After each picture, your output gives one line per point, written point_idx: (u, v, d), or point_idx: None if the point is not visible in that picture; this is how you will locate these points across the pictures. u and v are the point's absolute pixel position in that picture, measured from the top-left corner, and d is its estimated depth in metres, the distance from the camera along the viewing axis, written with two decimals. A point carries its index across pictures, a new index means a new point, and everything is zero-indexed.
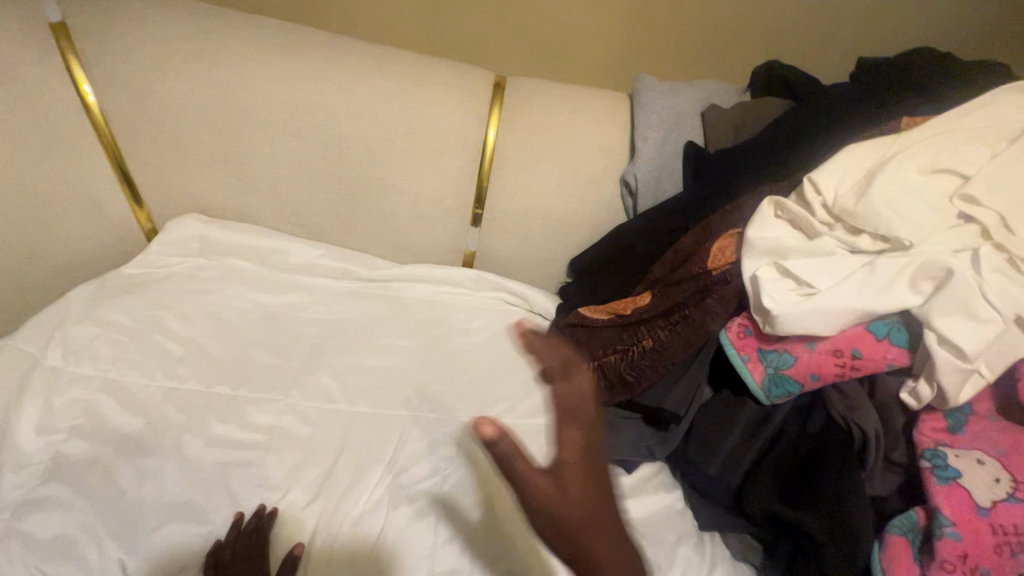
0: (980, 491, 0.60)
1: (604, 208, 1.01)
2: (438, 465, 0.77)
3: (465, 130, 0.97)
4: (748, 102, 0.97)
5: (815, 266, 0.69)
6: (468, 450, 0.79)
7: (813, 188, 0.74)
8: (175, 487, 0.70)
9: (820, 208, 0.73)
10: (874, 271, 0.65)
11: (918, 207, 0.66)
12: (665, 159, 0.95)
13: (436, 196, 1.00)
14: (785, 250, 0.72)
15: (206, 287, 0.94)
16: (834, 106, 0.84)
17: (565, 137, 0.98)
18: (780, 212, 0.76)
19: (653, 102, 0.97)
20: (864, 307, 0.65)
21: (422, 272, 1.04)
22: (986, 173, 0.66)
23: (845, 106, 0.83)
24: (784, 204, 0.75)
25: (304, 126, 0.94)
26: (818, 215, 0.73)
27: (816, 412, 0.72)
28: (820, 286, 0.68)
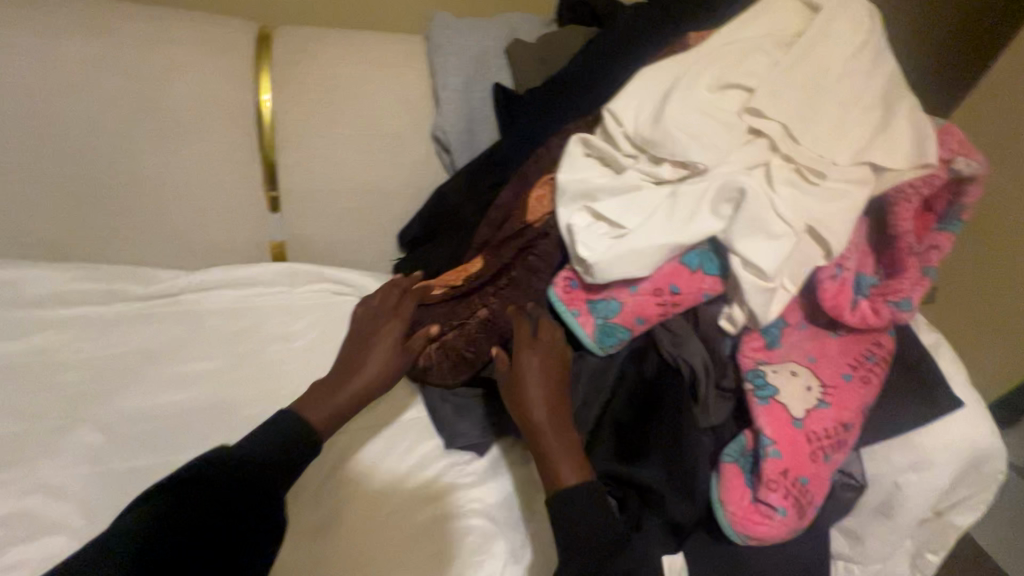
0: (794, 403, 0.62)
1: (421, 169, 0.89)
2: None
3: (228, 99, 0.80)
4: (552, 34, 0.89)
5: (623, 205, 0.65)
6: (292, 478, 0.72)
7: (614, 118, 0.69)
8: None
9: (624, 139, 0.68)
10: (677, 202, 0.62)
11: (711, 127, 0.64)
12: (474, 108, 0.86)
13: (213, 184, 0.83)
14: (597, 191, 0.67)
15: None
16: (629, 28, 0.79)
17: (357, 94, 0.84)
18: (589, 149, 0.70)
19: (448, 42, 0.86)
20: (673, 241, 0.61)
21: (216, 276, 0.86)
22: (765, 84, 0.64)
23: (639, 28, 0.78)
24: (591, 140, 0.69)
25: (5, 122, 0.74)
26: (623, 147, 0.68)
27: (649, 353, 0.69)
28: (631, 225, 0.64)
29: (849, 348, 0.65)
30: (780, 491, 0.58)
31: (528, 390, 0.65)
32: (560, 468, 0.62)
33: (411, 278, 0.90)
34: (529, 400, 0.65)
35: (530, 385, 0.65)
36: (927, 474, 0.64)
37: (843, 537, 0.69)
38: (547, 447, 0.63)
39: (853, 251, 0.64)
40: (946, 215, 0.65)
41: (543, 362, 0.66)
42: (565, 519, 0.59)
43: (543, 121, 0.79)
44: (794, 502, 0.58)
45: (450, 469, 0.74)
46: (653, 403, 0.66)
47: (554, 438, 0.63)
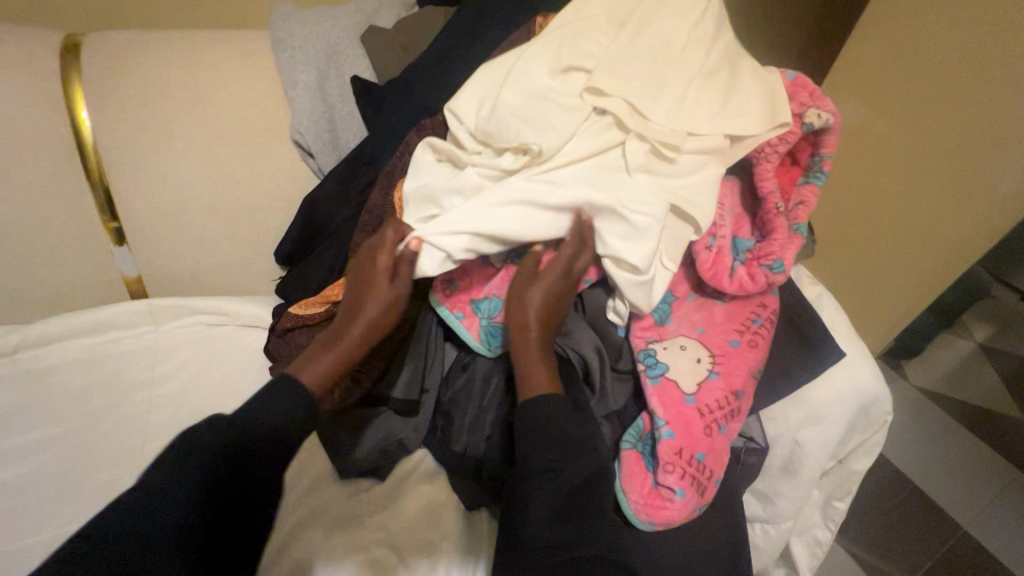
0: (685, 378, 0.60)
1: (286, 177, 0.81)
2: None
3: (35, 121, 0.69)
4: (410, 18, 0.83)
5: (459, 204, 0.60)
6: None
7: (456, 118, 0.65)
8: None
9: (466, 135, 0.64)
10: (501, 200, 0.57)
11: (549, 110, 0.60)
12: (331, 105, 0.78)
13: (35, 221, 0.72)
14: (437, 194, 0.61)
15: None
16: (481, 13, 0.77)
17: (193, 102, 0.75)
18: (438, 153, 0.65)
19: (290, 36, 0.79)
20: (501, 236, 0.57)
21: (63, 326, 0.76)
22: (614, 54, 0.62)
23: (491, 13, 0.76)
24: (436, 142, 0.64)
25: None
26: (467, 145, 0.63)
27: None
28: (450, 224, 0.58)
29: (735, 314, 0.64)
30: (677, 472, 0.56)
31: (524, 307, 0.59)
32: (533, 375, 0.57)
33: (294, 301, 0.81)
34: (523, 317, 0.58)
35: (529, 303, 0.58)
36: (821, 427, 0.64)
37: (756, 499, 0.69)
38: (525, 355, 0.58)
39: (726, 217, 0.64)
40: (809, 166, 0.64)
41: (544, 289, 0.58)
42: (532, 422, 0.55)
43: (405, 115, 0.74)
44: (692, 481, 0.56)
45: (349, 500, 0.69)
46: None
47: (536, 350, 0.58)
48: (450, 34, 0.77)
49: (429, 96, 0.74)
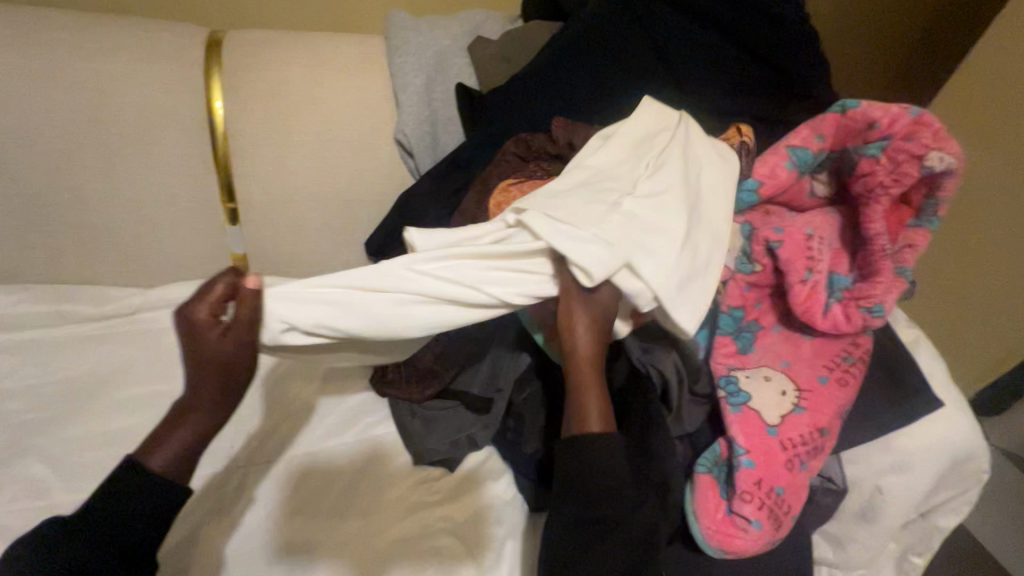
0: (769, 409, 0.59)
1: (385, 174, 0.86)
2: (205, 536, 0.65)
3: (174, 105, 0.76)
4: (516, 31, 0.86)
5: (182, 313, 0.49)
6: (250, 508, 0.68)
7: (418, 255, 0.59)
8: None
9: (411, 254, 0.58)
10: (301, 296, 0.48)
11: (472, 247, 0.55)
12: (435, 109, 0.82)
13: (164, 197, 0.78)
14: None
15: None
16: (592, 27, 0.78)
17: (313, 100, 0.81)
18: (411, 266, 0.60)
19: (405, 42, 0.82)
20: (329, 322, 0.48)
21: (174, 294, 0.83)
22: (648, 120, 0.63)
23: (603, 29, 0.77)
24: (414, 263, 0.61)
25: None
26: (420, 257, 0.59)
27: (618, 362, 0.66)
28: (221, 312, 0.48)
29: (823, 350, 0.63)
30: (755, 502, 0.56)
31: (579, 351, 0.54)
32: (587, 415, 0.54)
33: None
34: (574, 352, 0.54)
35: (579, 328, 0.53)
36: (910, 476, 0.61)
37: (827, 543, 0.67)
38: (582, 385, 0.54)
39: (822, 251, 0.62)
40: (921, 209, 0.62)
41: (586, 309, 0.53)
42: (572, 471, 0.53)
43: (505, 124, 0.77)
44: (769, 513, 0.56)
45: (418, 487, 0.71)
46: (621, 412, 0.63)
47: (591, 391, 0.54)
48: (559, 47, 0.78)
49: (534, 109, 0.77)
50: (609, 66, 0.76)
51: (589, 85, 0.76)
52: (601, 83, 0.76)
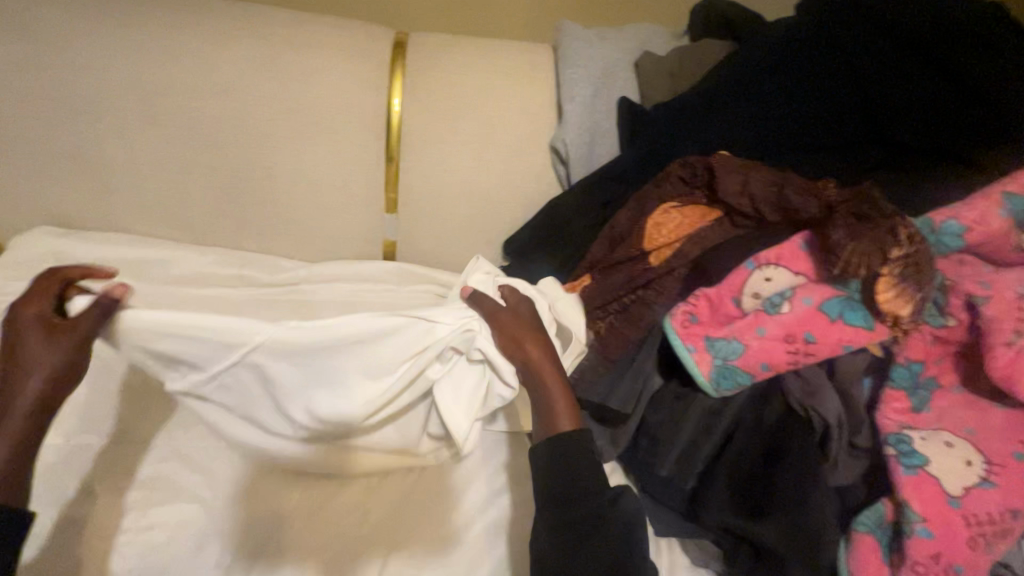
0: (950, 478, 0.55)
1: (535, 179, 0.88)
2: (356, 501, 0.69)
3: (361, 99, 0.81)
4: (685, 48, 0.85)
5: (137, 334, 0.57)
6: (391, 482, 0.71)
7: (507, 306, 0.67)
8: (65, 564, 0.60)
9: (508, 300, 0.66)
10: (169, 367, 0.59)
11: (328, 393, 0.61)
12: (596, 121, 0.83)
13: (338, 182, 0.85)
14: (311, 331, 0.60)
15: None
16: (781, 47, 0.73)
17: (482, 104, 0.84)
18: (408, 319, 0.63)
19: (575, 54, 0.83)
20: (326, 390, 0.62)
21: (331, 271, 0.90)
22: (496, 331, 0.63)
23: (792, 50, 0.72)
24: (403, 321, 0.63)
25: (160, 111, 0.77)
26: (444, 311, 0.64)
27: (772, 399, 0.64)
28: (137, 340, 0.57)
29: (1018, 424, 0.57)
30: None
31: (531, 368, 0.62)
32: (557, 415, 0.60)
33: None
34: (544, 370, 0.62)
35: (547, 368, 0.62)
36: None
37: None
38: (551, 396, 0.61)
39: None
40: None
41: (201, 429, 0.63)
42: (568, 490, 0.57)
43: (674, 139, 0.75)
44: None
45: None
46: (774, 453, 0.61)
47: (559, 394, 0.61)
48: (737, 67, 0.75)
49: (700, 132, 0.74)
50: (803, 85, 0.71)
51: (766, 111, 0.72)
52: (784, 108, 0.72)
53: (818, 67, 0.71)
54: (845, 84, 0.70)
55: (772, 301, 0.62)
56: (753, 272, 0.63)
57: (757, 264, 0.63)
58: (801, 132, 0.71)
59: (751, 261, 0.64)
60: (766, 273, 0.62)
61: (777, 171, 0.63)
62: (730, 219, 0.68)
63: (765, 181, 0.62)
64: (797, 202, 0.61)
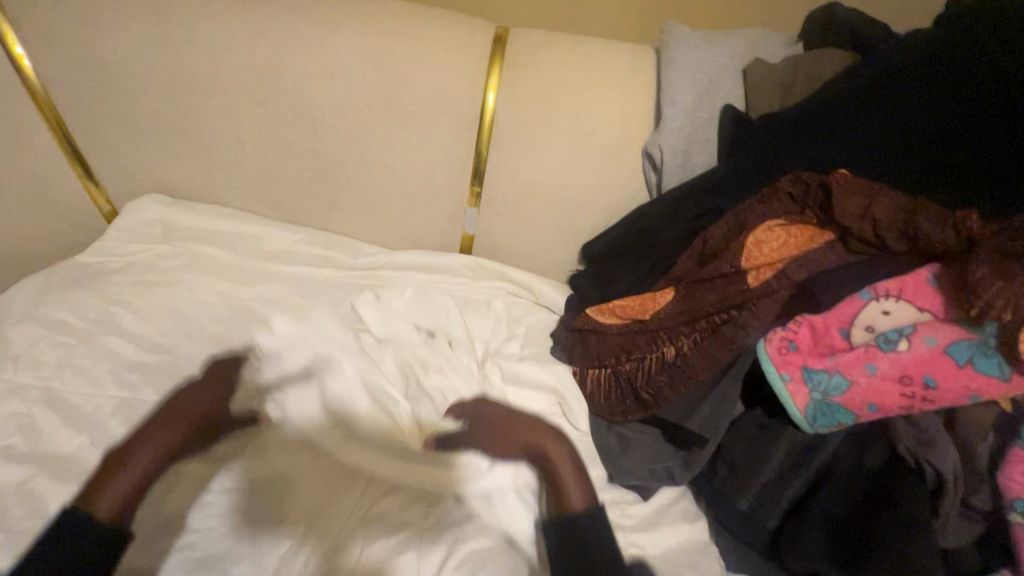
0: None
1: (622, 185, 0.86)
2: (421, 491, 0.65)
3: (457, 90, 0.80)
4: (802, 55, 0.79)
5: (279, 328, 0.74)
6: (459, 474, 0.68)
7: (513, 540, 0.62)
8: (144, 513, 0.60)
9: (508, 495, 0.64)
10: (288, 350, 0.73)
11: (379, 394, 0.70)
12: (696, 129, 0.79)
13: (426, 172, 0.86)
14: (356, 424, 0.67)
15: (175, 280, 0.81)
16: (893, 67, 0.66)
17: (577, 103, 0.81)
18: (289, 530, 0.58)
19: (682, 58, 0.79)
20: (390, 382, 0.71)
21: (411, 260, 0.91)
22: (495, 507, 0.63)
23: (909, 68, 0.65)
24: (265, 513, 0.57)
25: (268, 92, 0.80)
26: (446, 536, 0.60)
27: (875, 444, 0.59)
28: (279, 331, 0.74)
29: None
30: None
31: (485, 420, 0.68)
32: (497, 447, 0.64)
33: (590, 298, 0.86)
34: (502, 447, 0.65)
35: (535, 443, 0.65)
36: None
37: None
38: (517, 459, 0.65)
39: None
40: None
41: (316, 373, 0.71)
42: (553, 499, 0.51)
43: (784, 155, 0.71)
44: None
45: (611, 507, 0.69)
46: (876, 502, 0.56)
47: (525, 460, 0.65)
48: (844, 86, 0.69)
49: (798, 154, 0.70)
50: (942, 98, 0.62)
51: (867, 139, 0.66)
52: (892, 134, 0.65)
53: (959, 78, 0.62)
54: (993, 97, 0.59)
55: (887, 338, 0.57)
56: (868, 304, 0.59)
57: (873, 295, 0.59)
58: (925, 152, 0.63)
59: (867, 291, 0.59)
60: (884, 306, 0.58)
61: (906, 196, 0.59)
62: (844, 243, 0.62)
63: (893, 206, 0.58)
64: (930, 231, 0.55)
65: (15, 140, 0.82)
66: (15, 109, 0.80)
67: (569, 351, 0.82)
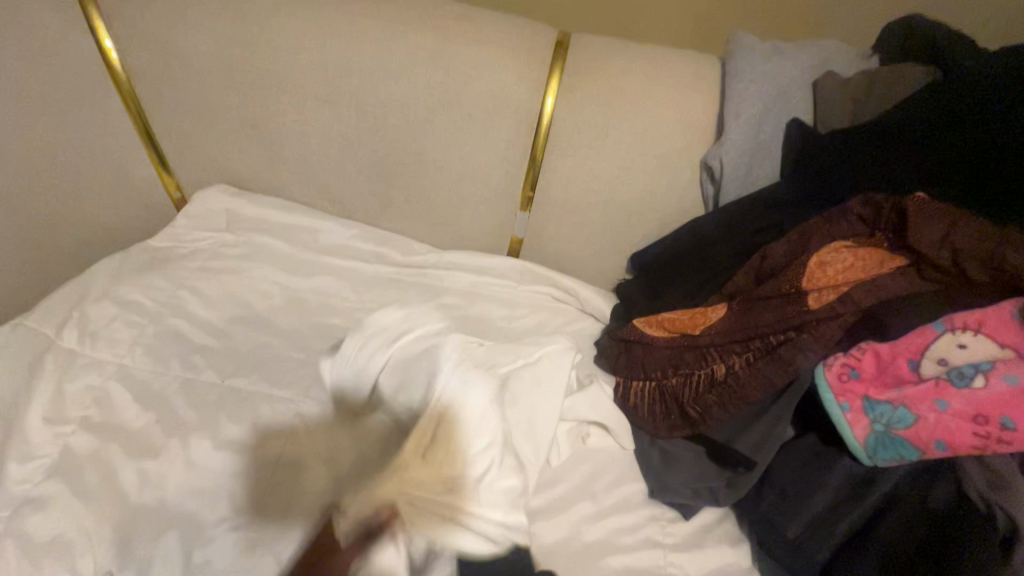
0: None
1: (678, 196, 0.84)
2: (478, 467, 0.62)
3: (518, 94, 0.80)
4: (877, 69, 0.75)
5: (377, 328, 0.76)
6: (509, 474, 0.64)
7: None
8: (205, 491, 0.63)
9: None
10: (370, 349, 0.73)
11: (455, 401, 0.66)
12: (759, 143, 0.77)
13: (481, 175, 0.86)
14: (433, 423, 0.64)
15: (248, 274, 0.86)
16: (981, 82, 0.62)
17: (638, 111, 0.80)
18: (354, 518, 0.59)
19: (751, 69, 0.76)
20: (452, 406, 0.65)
21: (460, 260, 0.92)
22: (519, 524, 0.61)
23: (1002, 86, 0.61)
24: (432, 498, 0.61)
25: (335, 91, 0.82)
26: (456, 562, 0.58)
27: (940, 483, 0.56)
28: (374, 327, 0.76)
29: None
30: None
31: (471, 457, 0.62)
32: None
33: (638, 308, 0.84)
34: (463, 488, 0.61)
35: None
36: None
37: None
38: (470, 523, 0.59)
39: None
40: None
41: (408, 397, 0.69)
42: None
43: (855, 176, 0.68)
44: None
45: (652, 523, 0.68)
46: (938, 546, 0.54)
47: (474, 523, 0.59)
48: (927, 104, 0.66)
49: (872, 172, 0.67)
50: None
51: (952, 160, 0.62)
52: (981, 155, 0.61)
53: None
54: None
55: (960, 372, 0.54)
56: (942, 335, 0.56)
57: (948, 326, 0.56)
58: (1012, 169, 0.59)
59: (942, 322, 0.56)
60: (959, 339, 0.55)
61: (991, 224, 0.56)
62: (917, 269, 0.60)
63: (973, 233, 0.56)
64: (1015, 262, 0.53)
65: (100, 128, 0.87)
66: (101, 99, 0.85)
67: (612, 362, 0.81)
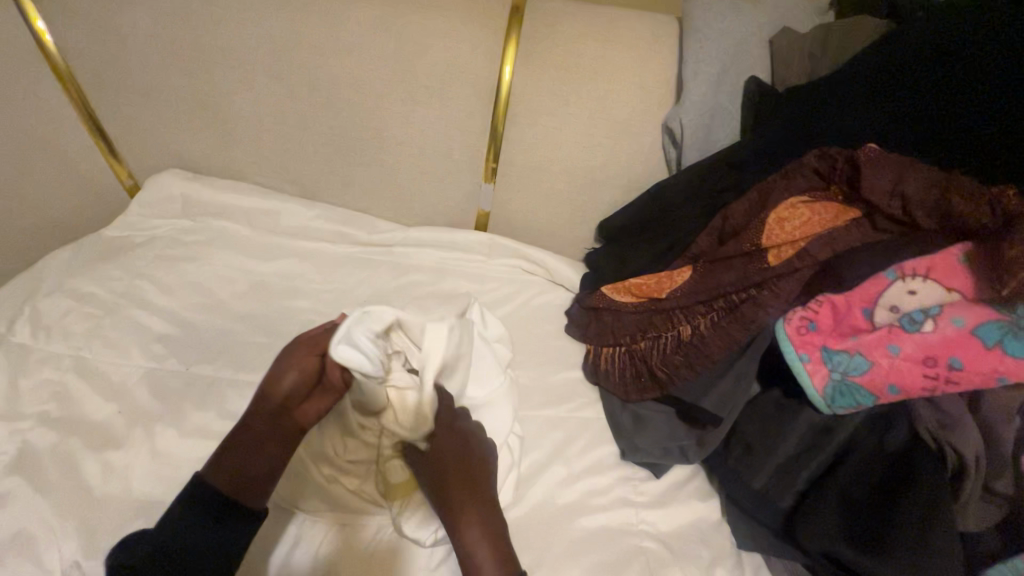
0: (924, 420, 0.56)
1: (640, 160, 0.84)
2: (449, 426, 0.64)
3: (475, 61, 0.78)
4: (832, 23, 0.75)
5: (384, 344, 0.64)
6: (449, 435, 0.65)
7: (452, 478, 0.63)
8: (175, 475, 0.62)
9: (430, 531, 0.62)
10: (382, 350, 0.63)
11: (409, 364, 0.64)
12: (719, 103, 0.77)
13: (443, 148, 0.85)
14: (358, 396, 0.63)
15: (208, 259, 0.84)
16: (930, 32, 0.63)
17: (599, 75, 0.78)
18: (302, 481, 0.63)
19: (708, 27, 0.75)
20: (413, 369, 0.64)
21: (426, 236, 0.91)
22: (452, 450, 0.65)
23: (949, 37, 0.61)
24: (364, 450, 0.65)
25: (285, 67, 0.79)
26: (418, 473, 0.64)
27: (895, 426, 0.59)
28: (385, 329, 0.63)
29: None
30: None
31: (448, 471, 0.63)
32: None
33: (607, 276, 0.85)
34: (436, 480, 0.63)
35: None
36: None
37: None
38: (455, 506, 0.60)
39: None
40: None
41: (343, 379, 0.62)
42: None
43: (812, 128, 0.68)
44: None
45: (624, 484, 0.70)
46: (894, 485, 0.56)
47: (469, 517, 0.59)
48: (879, 56, 0.66)
49: (826, 127, 0.67)
50: (982, 58, 0.59)
51: (900, 112, 0.63)
52: (931, 106, 0.61)
53: (992, 36, 0.58)
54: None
55: (911, 318, 0.56)
56: (894, 283, 0.57)
57: (899, 274, 0.57)
58: (951, 110, 0.60)
59: (893, 271, 0.57)
60: (910, 286, 0.56)
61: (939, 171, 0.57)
62: (871, 220, 0.61)
63: (923, 181, 0.57)
64: (961, 208, 0.54)
65: (41, 116, 0.83)
66: (39, 84, 0.81)
67: (584, 329, 0.82)
